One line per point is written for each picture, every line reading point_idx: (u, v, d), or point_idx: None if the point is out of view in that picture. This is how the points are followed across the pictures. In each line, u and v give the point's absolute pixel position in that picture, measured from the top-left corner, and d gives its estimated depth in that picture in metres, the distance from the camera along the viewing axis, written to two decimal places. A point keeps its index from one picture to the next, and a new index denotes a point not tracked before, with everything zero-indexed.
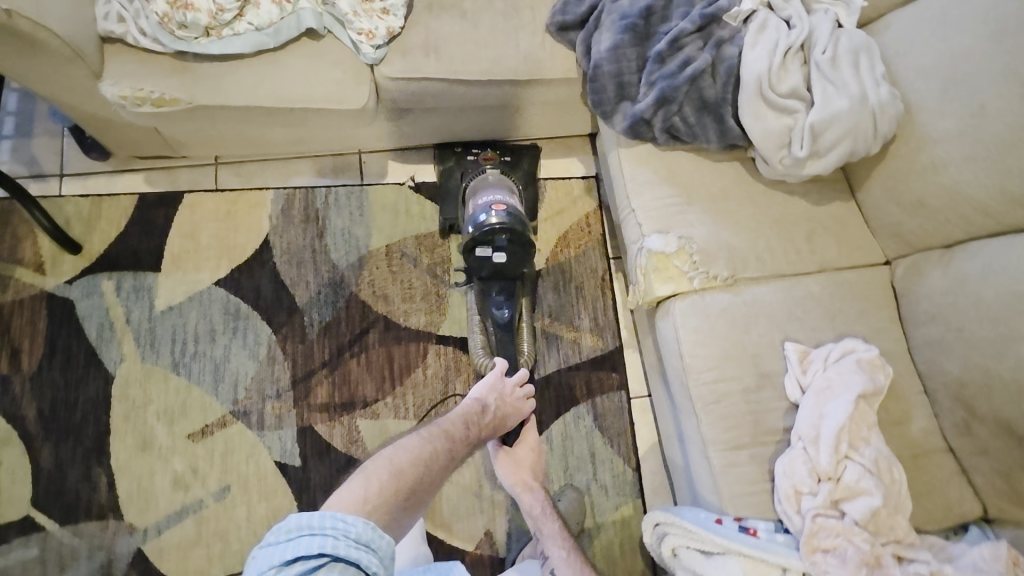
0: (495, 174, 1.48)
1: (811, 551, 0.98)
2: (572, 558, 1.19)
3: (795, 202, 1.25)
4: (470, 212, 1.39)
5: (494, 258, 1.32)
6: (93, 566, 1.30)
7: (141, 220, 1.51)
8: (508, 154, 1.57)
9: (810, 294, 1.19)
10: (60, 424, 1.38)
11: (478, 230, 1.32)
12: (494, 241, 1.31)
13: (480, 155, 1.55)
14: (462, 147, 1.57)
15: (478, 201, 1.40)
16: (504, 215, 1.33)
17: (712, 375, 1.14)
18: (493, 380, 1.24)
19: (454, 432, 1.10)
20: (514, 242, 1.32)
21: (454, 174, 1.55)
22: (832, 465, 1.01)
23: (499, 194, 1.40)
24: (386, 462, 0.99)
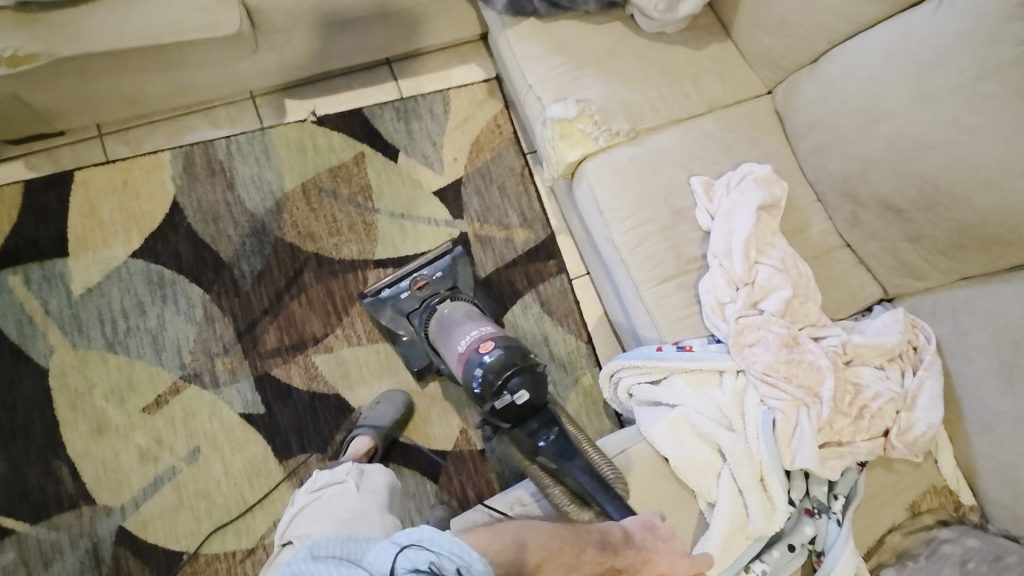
0: (448, 305, 1.36)
1: (739, 349, 1.09)
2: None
3: (677, 50, 1.30)
4: (460, 364, 1.21)
5: (517, 402, 1.09)
6: (79, 554, 1.29)
7: (33, 207, 1.43)
8: (433, 264, 1.43)
9: (705, 132, 1.27)
10: (3, 429, 1.32)
11: (484, 380, 1.12)
12: (507, 382, 1.11)
13: (411, 285, 1.41)
14: (389, 287, 1.42)
15: (459, 348, 1.24)
16: (500, 350, 1.15)
17: (631, 222, 1.21)
18: (651, 517, 0.98)
19: (595, 540, 0.90)
20: (526, 373, 1.12)
21: (399, 322, 1.41)
22: (745, 271, 1.12)
23: (473, 328, 1.26)
24: (514, 540, 0.86)
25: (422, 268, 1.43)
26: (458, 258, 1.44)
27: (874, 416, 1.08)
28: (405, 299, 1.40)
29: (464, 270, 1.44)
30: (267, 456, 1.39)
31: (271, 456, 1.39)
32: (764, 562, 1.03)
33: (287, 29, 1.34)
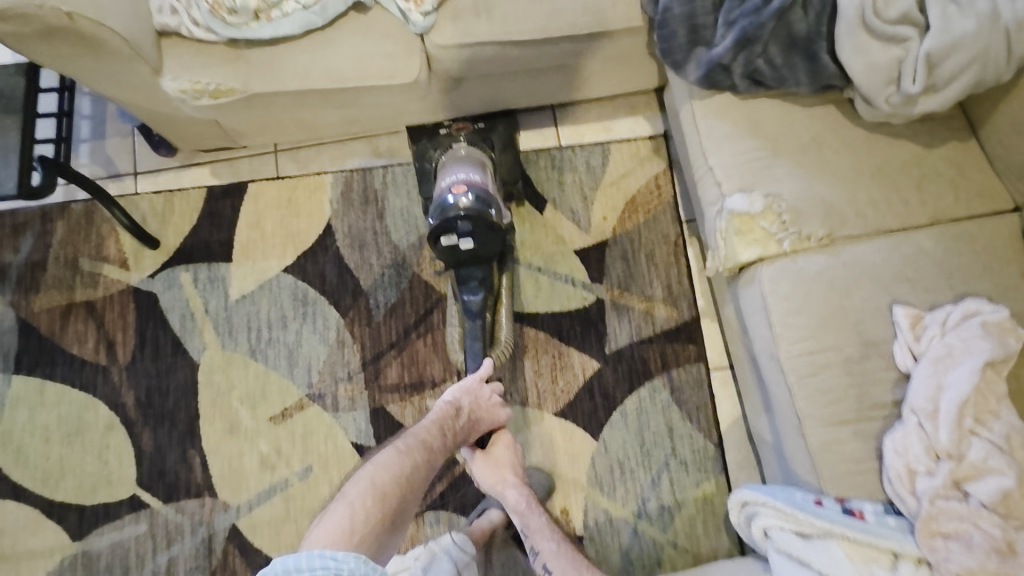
0: (464, 147, 1.38)
1: (927, 536, 0.89)
2: (562, 549, 1.14)
3: (903, 146, 1.10)
4: (435, 197, 1.30)
5: (459, 246, 1.23)
6: (196, 540, 1.38)
7: (211, 212, 1.55)
8: (483, 122, 1.46)
9: (922, 250, 1.07)
10: (155, 410, 1.45)
11: (442, 214, 1.23)
12: (459, 226, 1.21)
13: (452, 127, 1.43)
14: (433, 123, 1.45)
15: (443, 181, 1.30)
16: (470, 197, 1.24)
17: (808, 345, 1.04)
18: (471, 384, 1.19)
19: (432, 442, 1.08)
20: (480, 226, 1.22)
21: (426, 153, 1.42)
22: (954, 442, 0.91)
23: (463, 171, 1.30)
24: (369, 485, 0.98)
25: (466, 119, 1.46)
26: (502, 124, 1.46)
27: None
28: (439, 132, 1.43)
29: (503, 132, 1.45)
30: None
31: None
32: None
33: (461, 78, 1.31)
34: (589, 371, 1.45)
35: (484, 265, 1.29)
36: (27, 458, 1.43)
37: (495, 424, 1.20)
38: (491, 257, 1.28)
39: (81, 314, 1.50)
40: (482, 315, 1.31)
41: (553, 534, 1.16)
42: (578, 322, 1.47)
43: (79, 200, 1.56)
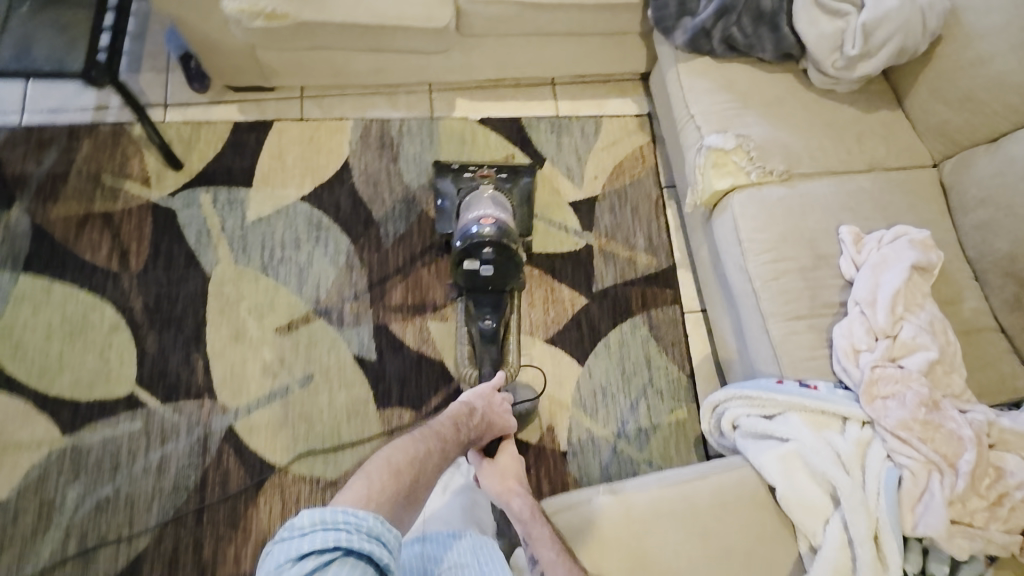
0: (490, 190, 1.49)
1: (870, 399, 1.06)
2: (563, 561, 0.97)
3: (845, 109, 1.35)
4: (461, 227, 1.42)
5: (480, 269, 1.35)
6: (191, 439, 1.41)
7: (235, 142, 1.67)
8: (506, 172, 1.59)
9: (862, 188, 1.29)
10: (163, 315, 1.50)
11: (466, 242, 1.36)
12: (481, 253, 1.34)
13: (477, 172, 1.57)
14: (460, 165, 1.58)
15: (469, 214, 1.43)
16: (493, 228, 1.36)
17: (770, 255, 1.24)
18: (484, 389, 1.26)
19: (446, 434, 1.13)
20: (501, 254, 1.35)
21: (449, 191, 1.56)
22: (889, 323, 1.10)
23: (488, 208, 1.43)
24: (385, 461, 1.01)
25: (491, 167, 1.59)
26: (524, 180, 1.58)
27: (1015, 506, 1.00)
28: (466, 176, 1.56)
29: (524, 185, 1.58)
30: (367, 400, 1.48)
31: (371, 401, 1.48)
32: None
33: (482, 34, 1.54)
34: (577, 306, 1.59)
35: (499, 293, 1.40)
36: (26, 352, 1.45)
37: (506, 431, 1.25)
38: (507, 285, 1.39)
39: (98, 225, 1.56)
40: (496, 340, 1.41)
41: (554, 541, 1.01)
42: (568, 262, 1.63)
43: (109, 122, 1.66)
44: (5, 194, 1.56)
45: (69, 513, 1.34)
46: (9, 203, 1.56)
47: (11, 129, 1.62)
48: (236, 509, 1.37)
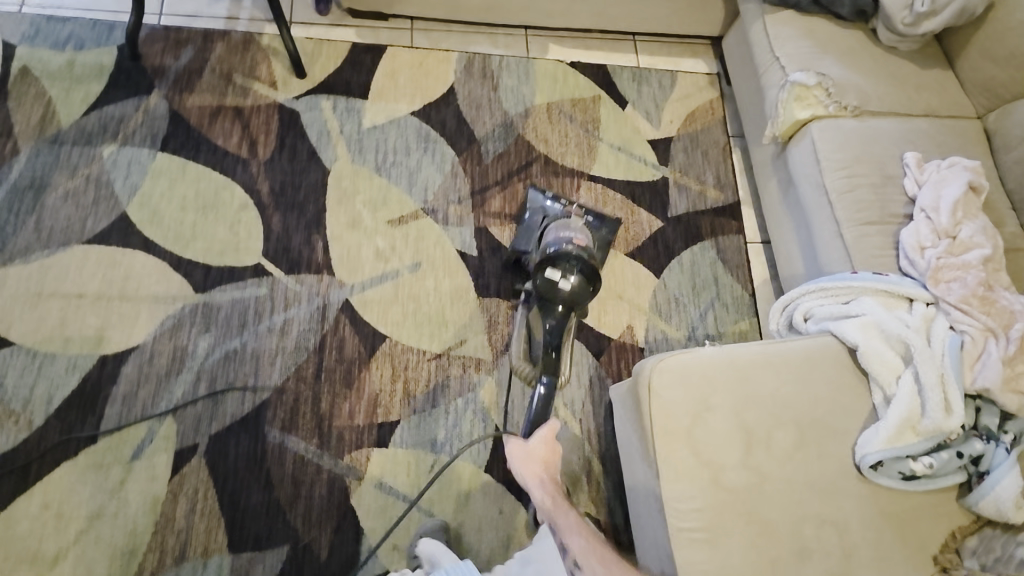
0: (580, 221, 1.54)
1: (936, 282, 1.25)
2: (591, 548, 1.10)
3: (906, 64, 1.58)
4: (545, 241, 1.48)
5: (559, 282, 1.35)
6: (312, 308, 1.55)
7: (354, 61, 1.85)
8: (592, 215, 1.68)
9: (920, 128, 1.52)
10: (287, 199, 1.65)
11: (556, 253, 1.39)
12: (566, 266, 1.37)
13: (567, 207, 1.66)
14: (553, 196, 1.69)
15: (558, 231, 1.49)
16: (576, 248, 1.41)
17: (845, 172, 1.44)
18: None
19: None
20: (585, 273, 1.38)
21: (537, 215, 1.66)
22: (950, 225, 1.30)
23: (574, 231, 1.48)
24: None
25: (582, 208, 1.67)
26: (602, 229, 1.66)
27: None
28: (554, 207, 1.65)
29: (604, 235, 1.65)
30: (469, 288, 1.63)
31: (473, 290, 1.63)
32: (933, 458, 1.12)
33: None
34: (654, 228, 1.78)
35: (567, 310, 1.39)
36: (162, 219, 1.59)
37: None
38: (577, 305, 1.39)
39: (230, 115, 1.73)
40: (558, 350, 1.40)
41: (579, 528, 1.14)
42: (647, 191, 1.82)
43: (240, 31, 1.85)
44: (145, 81, 1.75)
45: (200, 359, 1.46)
46: (148, 89, 1.74)
47: (152, 28, 1.81)
48: (351, 370, 1.50)
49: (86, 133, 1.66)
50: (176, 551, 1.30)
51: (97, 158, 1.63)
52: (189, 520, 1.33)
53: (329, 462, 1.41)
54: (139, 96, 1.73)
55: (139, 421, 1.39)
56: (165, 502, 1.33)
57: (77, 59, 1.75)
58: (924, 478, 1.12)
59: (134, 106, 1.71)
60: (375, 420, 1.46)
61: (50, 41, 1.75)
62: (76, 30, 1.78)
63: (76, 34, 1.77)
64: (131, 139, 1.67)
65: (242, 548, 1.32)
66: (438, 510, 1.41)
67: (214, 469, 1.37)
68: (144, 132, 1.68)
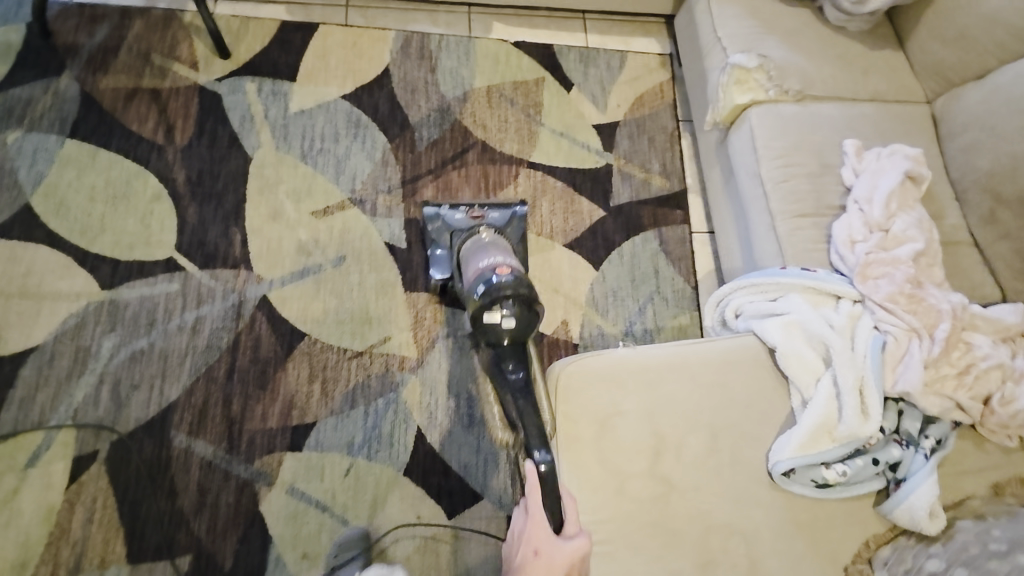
0: (489, 232, 1.37)
1: (863, 279, 1.19)
2: None
3: (854, 46, 1.50)
4: (472, 280, 1.21)
5: (503, 323, 1.10)
6: (226, 304, 1.48)
7: (282, 40, 1.73)
8: (497, 210, 1.55)
9: (865, 113, 1.44)
10: (204, 189, 1.57)
11: (486, 296, 1.11)
12: (501, 302, 1.10)
13: (469, 211, 1.54)
14: (451, 206, 1.55)
15: (479, 266, 1.23)
16: (509, 276, 1.14)
17: (783, 161, 1.37)
18: None
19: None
20: (524, 304, 1.12)
21: (443, 236, 1.51)
22: (883, 218, 1.24)
23: (496, 256, 1.23)
24: None
25: (481, 207, 1.56)
26: (517, 218, 1.54)
27: (980, 375, 1.12)
28: (457, 220, 1.51)
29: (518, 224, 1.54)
30: (396, 283, 1.56)
31: (399, 285, 1.56)
32: (846, 465, 1.07)
33: None
34: (595, 218, 1.70)
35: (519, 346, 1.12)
36: (68, 210, 1.51)
37: None
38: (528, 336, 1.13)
39: (145, 99, 1.62)
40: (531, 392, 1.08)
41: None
42: (589, 179, 1.74)
43: (161, 7, 1.71)
44: (55, 61, 1.62)
45: (104, 361, 1.41)
46: (58, 69, 1.61)
47: (64, 4, 1.68)
48: (266, 371, 1.45)
49: None
50: (70, 563, 1.27)
51: (2, 145, 1.53)
52: (86, 530, 1.29)
53: (238, 467, 1.37)
54: (49, 77, 1.60)
55: (35, 428, 1.35)
56: (60, 512, 1.30)
57: None
58: (838, 486, 1.07)
59: (43, 87, 1.59)
60: (289, 422, 1.41)
61: None
62: None
63: None
64: (38, 124, 1.56)
65: (141, 559, 1.29)
66: (350, 517, 1.36)
67: (114, 477, 1.34)
68: (52, 116, 1.57)
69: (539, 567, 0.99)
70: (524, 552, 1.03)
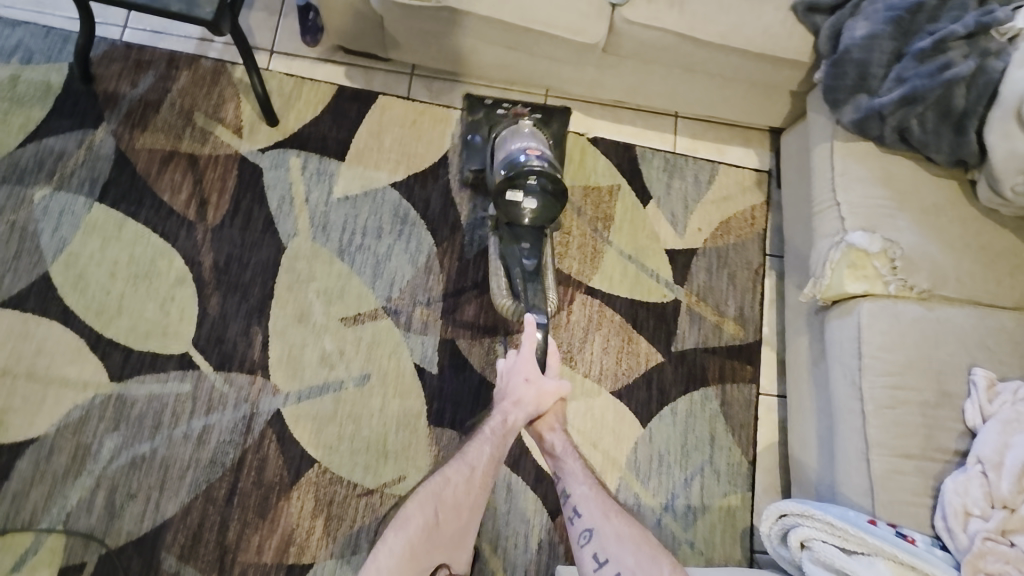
0: (529, 126, 1.40)
1: (972, 572, 0.98)
2: (595, 492, 1.15)
3: (1005, 235, 1.23)
4: (503, 157, 1.32)
5: (524, 205, 1.25)
6: (236, 415, 1.36)
7: (336, 110, 1.56)
8: (539, 112, 1.52)
9: (1003, 326, 1.18)
10: (230, 278, 1.43)
11: (513, 171, 1.26)
12: (528, 185, 1.25)
13: (511, 110, 1.51)
14: (493, 101, 1.53)
15: (510, 147, 1.33)
16: (540, 158, 1.28)
17: (892, 380, 1.14)
18: None
19: (481, 464, 1.13)
20: (549, 191, 1.26)
21: (483, 125, 1.51)
22: (1012, 494, 1.01)
23: (528, 141, 1.34)
24: None
25: (524, 106, 1.52)
26: (558, 121, 1.53)
27: None
28: (500, 115, 1.51)
29: (557, 130, 1.52)
30: (420, 415, 1.41)
31: (424, 417, 1.41)
32: None
33: (627, 56, 1.41)
34: (652, 363, 1.50)
35: (536, 229, 1.28)
36: (87, 285, 1.39)
37: None
38: (549, 222, 1.28)
39: (182, 165, 1.49)
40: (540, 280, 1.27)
41: (584, 476, 1.18)
42: (652, 316, 1.53)
43: (211, 58, 1.57)
44: (94, 111, 1.50)
45: (103, 464, 1.31)
46: (96, 121, 1.50)
47: (111, 44, 1.55)
48: (268, 499, 1.32)
49: (18, 168, 1.45)
50: None
51: (28, 203, 1.43)
52: None
53: None
54: (85, 129, 1.49)
55: (25, 529, 1.26)
56: None
57: (22, 75, 1.51)
58: None
59: (78, 140, 1.48)
60: (285, 560, 1.30)
61: None
62: (26, 38, 1.53)
63: (24, 44, 1.53)
64: (68, 181, 1.45)
65: None
66: None
67: None
68: (83, 175, 1.46)
69: (528, 393, 1.19)
70: (515, 380, 1.21)
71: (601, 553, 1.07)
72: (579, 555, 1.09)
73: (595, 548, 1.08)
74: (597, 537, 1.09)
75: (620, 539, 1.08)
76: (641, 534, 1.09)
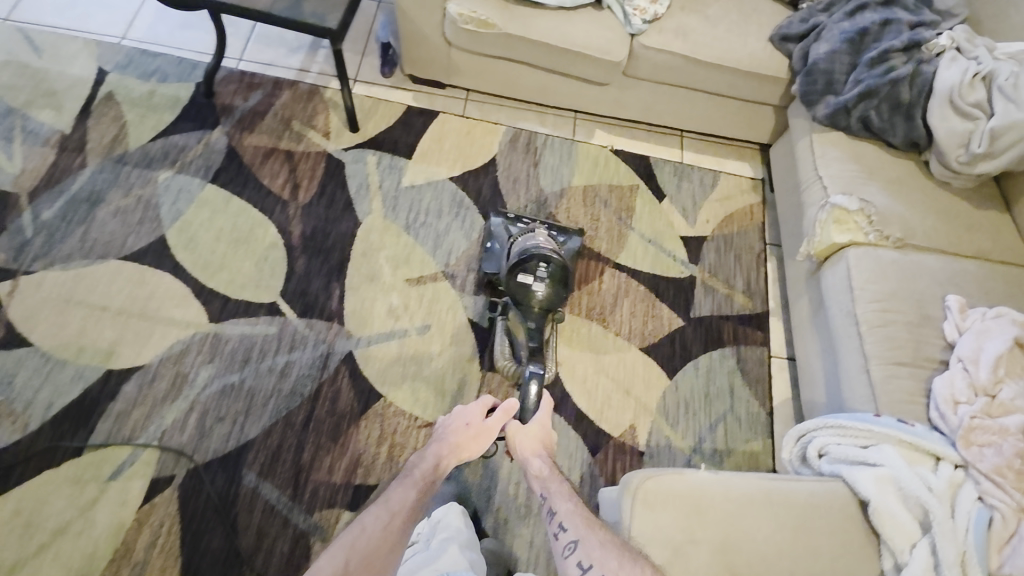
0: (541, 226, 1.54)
1: (965, 444, 1.15)
2: (579, 508, 1.19)
3: (958, 202, 1.52)
4: (515, 250, 1.46)
5: (535, 288, 1.42)
6: (315, 353, 1.56)
7: (406, 121, 1.92)
8: (556, 230, 1.67)
9: (968, 270, 1.43)
10: (315, 244, 1.70)
11: (523, 260, 1.42)
12: (538, 269, 1.42)
13: (529, 224, 1.64)
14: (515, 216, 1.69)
15: (523, 242, 1.48)
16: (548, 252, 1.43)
17: (880, 305, 1.36)
18: None
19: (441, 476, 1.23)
20: (555, 276, 1.43)
21: (500, 234, 1.65)
22: (990, 382, 1.21)
23: (539, 237, 1.47)
24: None
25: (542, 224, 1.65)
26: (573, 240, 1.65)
27: None
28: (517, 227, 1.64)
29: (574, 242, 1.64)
30: (473, 361, 1.61)
31: (476, 362, 1.61)
32: None
33: (643, 77, 1.79)
34: (674, 326, 1.72)
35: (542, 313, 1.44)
36: (196, 245, 1.66)
37: None
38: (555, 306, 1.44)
39: (280, 158, 1.81)
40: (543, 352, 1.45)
41: (571, 496, 1.22)
42: (672, 287, 1.77)
43: (307, 82, 1.95)
44: (212, 117, 1.85)
45: (197, 389, 1.49)
46: (213, 124, 1.84)
47: (229, 70, 1.94)
48: (340, 425, 1.48)
49: (148, 157, 1.77)
50: None
51: (152, 182, 1.73)
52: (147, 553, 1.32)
53: (298, 516, 1.38)
54: (205, 130, 1.83)
55: (124, 443, 1.41)
56: (129, 530, 1.33)
57: (158, 90, 1.88)
58: None
59: (198, 137, 1.82)
60: (353, 480, 1.43)
61: (140, 71, 1.91)
62: (163, 64, 1.93)
63: (162, 68, 1.92)
64: (186, 168, 1.77)
65: None
66: None
67: (184, 505, 1.37)
68: (199, 163, 1.78)
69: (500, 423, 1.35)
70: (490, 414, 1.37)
71: (584, 561, 1.07)
72: (565, 567, 1.09)
73: (579, 557, 1.08)
74: (581, 546, 1.09)
75: (604, 546, 1.07)
76: (625, 543, 1.07)
